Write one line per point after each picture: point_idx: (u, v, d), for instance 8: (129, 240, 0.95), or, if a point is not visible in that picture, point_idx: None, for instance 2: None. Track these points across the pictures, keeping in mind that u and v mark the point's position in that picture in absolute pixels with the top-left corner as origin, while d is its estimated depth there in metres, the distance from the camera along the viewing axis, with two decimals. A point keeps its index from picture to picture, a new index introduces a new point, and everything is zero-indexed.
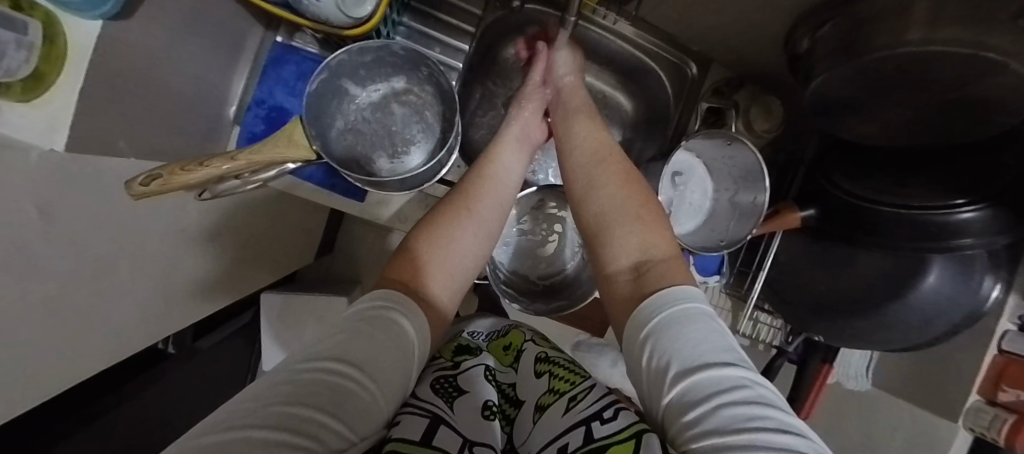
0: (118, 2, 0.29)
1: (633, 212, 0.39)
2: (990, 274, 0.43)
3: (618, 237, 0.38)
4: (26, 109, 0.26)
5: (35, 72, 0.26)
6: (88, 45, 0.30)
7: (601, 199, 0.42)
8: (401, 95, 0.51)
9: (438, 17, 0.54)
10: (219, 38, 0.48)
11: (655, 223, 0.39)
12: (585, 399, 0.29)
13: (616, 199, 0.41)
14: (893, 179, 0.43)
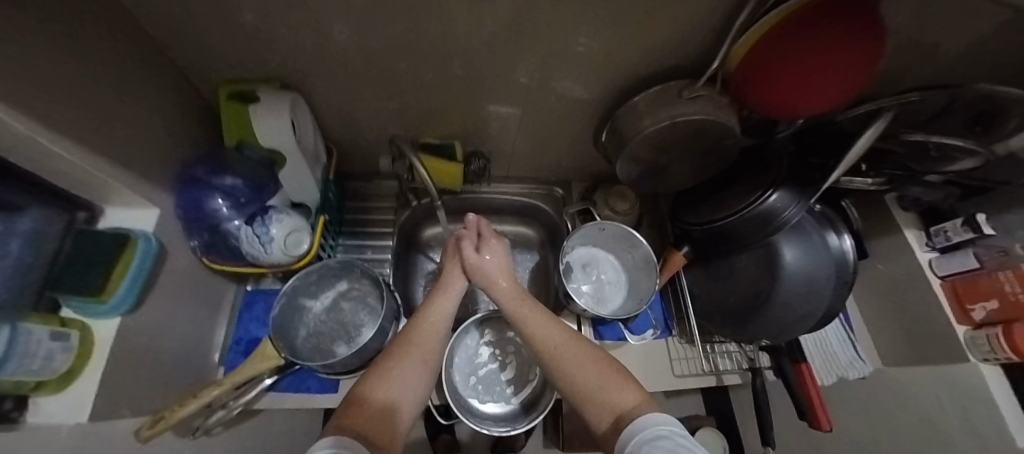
0: (128, 300, 0.43)
1: (603, 382, 0.43)
2: (831, 231, 0.53)
3: (597, 408, 0.42)
4: (57, 398, 0.38)
5: (69, 366, 0.38)
6: (109, 337, 0.42)
7: (572, 373, 0.45)
8: (347, 292, 0.63)
9: (367, 229, 0.73)
10: (203, 304, 0.61)
11: (623, 383, 0.43)
12: None
13: (586, 372, 0.44)
14: (715, 200, 0.57)
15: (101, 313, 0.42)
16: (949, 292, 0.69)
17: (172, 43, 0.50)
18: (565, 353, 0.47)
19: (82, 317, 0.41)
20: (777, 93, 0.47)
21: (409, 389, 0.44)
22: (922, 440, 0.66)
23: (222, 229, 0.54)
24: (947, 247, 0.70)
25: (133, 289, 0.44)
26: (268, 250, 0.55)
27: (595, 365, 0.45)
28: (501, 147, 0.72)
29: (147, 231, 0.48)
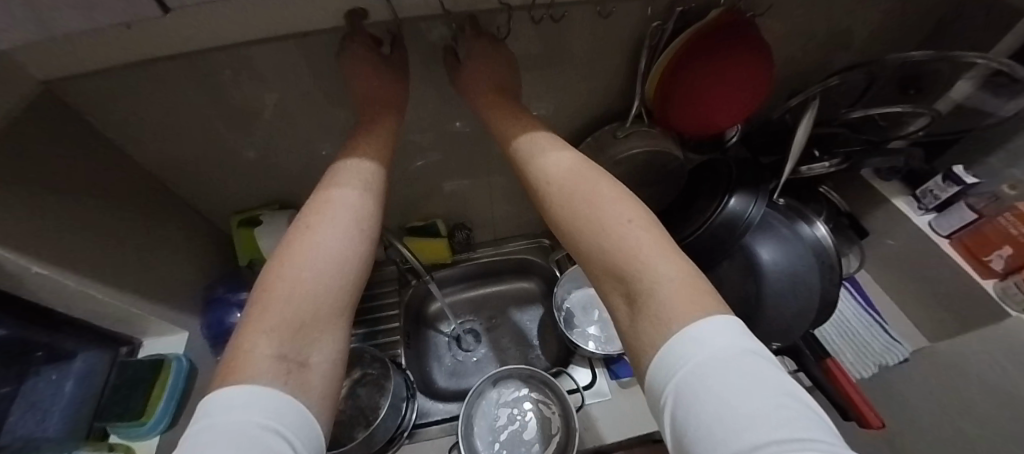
0: (163, 414, 0.50)
1: (635, 249, 0.31)
2: (805, 222, 0.54)
3: (613, 283, 0.32)
4: None
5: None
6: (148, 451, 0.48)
7: (596, 238, 0.33)
8: (362, 379, 0.62)
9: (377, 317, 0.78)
10: None
11: (666, 252, 0.31)
12: None
13: (614, 234, 0.32)
14: (682, 219, 0.61)
15: (143, 435, 0.49)
16: (963, 251, 0.65)
17: (196, 196, 0.63)
18: (589, 203, 0.35)
19: (131, 438, 0.49)
20: (697, 112, 0.53)
21: (314, 279, 0.32)
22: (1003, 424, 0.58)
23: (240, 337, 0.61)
24: (943, 207, 0.68)
25: (170, 408, 0.51)
26: None
27: (639, 232, 0.32)
28: (479, 216, 0.78)
29: (180, 352, 0.55)
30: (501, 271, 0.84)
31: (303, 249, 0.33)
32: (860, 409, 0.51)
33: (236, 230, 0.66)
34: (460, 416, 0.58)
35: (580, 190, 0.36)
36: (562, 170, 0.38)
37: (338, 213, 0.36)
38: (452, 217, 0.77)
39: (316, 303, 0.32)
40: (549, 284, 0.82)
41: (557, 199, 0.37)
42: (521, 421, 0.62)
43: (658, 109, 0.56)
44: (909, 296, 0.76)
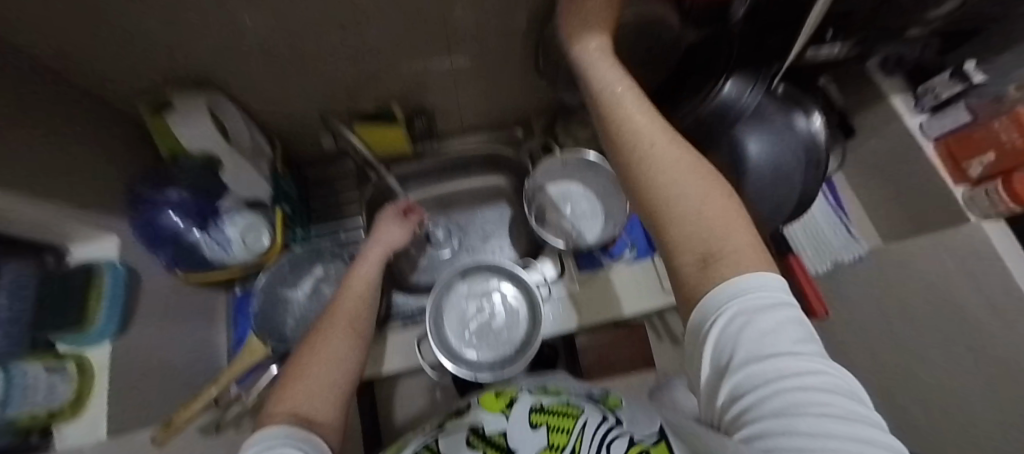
0: (114, 323, 0.46)
1: (705, 207, 0.24)
2: (801, 110, 0.50)
3: (682, 233, 0.24)
4: (73, 427, 0.41)
5: (77, 393, 0.42)
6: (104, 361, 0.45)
7: (664, 183, 0.25)
8: (325, 277, 0.62)
9: (335, 213, 0.73)
10: (195, 313, 0.64)
11: (734, 221, 0.24)
12: None
13: (681, 183, 0.25)
14: (670, 105, 0.55)
15: (92, 344, 0.45)
16: (945, 155, 0.64)
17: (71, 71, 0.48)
18: (629, 151, 0.28)
19: (80, 349, 0.45)
20: None
21: (335, 348, 0.44)
22: (926, 323, 0.64)
23: (184, 240, 0.57)
24: (941, 106, 0.64)
25: (115, 315, 0.47)
26: (230, 251, 0.59)
27: (699, 183, 0.25)
28: (442, 102, 0.69)
29: (114, 259, 0.49)
30: (470, 166, 0.79)
31: (328, 338, 0.44)
32: (811, 297, 0.54)
33: (149, 119, 0.54)
34: (427, 309, 0.58)
35: (647, 132, 0.28)
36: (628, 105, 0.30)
37: (350, 294, 0.50)
38: (410, 103, 0.67)
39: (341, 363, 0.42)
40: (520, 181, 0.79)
41: (610, 136, 0.30)
42: (487, 309, 0.63)
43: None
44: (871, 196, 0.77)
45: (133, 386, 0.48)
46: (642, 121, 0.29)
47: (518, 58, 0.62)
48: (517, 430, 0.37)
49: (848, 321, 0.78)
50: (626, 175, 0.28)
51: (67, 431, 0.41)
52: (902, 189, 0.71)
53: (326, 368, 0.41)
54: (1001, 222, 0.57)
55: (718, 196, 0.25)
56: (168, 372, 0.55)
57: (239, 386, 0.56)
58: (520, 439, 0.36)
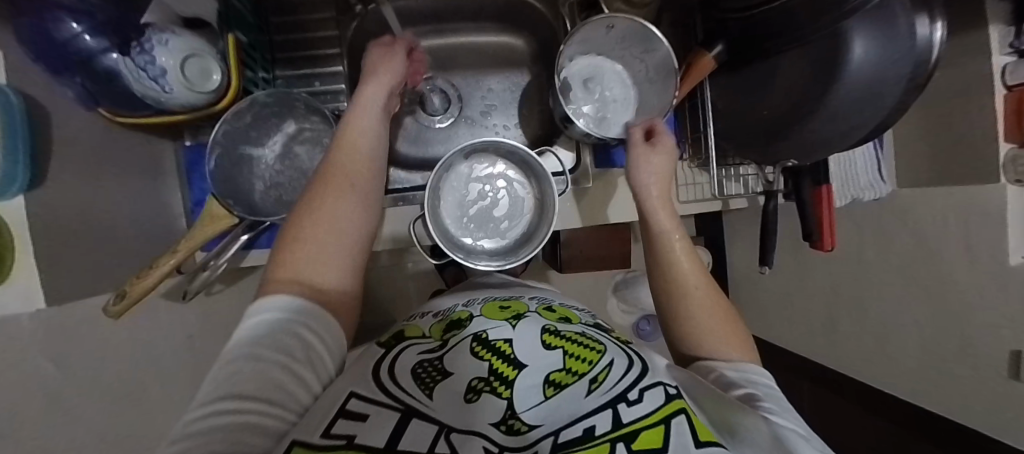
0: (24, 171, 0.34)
1: (720, 326, 0.39)
2: (922, 12, 0.38)
3: (705, 343, 0.39)
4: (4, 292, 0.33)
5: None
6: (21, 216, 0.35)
7: (693, 309, 0.40)
8: (298, 135, 0.49)
9: (304, 54, 0.54)
10: (137, 159, 0.53)
11: (737, 333, 0.40)
12: (608, 379, 0.27)
13: (705, 311, 0.40)
14: None
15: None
16: (1010, 105, 0.55)
17: None
18: (671, 270, 0.43)
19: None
20: None
21: (339, 221, 0.37)
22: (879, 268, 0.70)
23: (94, 66, 0.35)
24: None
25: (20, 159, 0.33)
26: (169, 89, 0.39)
27: (709, 304, 0.41)
28: None
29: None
30: (482, 11, 0.62)
31: (332, 195, 0.38)
32: (825, 231, 0.54)
33: None
34: (427, 185, 0.50)
35: (685, 264, 0.43)
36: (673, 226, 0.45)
37: (352, 148, 0.41)
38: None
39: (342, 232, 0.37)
40: (541, 45, 0.65)
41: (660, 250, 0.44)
42: (492, 199, 0.58)
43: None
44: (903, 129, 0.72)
45: (68, 248, 0.41)
46: (681, 255, 0.43)
47: None
48: (523, 345, 0.33)
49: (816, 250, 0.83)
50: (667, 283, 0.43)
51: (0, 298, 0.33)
52: (936, 134, 0.65)
53: (331, 239, 0.36)
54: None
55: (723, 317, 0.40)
56: (113, 229, 0.48)
57: (207, 253, 0.49)
58: (528, 352, 0.32)
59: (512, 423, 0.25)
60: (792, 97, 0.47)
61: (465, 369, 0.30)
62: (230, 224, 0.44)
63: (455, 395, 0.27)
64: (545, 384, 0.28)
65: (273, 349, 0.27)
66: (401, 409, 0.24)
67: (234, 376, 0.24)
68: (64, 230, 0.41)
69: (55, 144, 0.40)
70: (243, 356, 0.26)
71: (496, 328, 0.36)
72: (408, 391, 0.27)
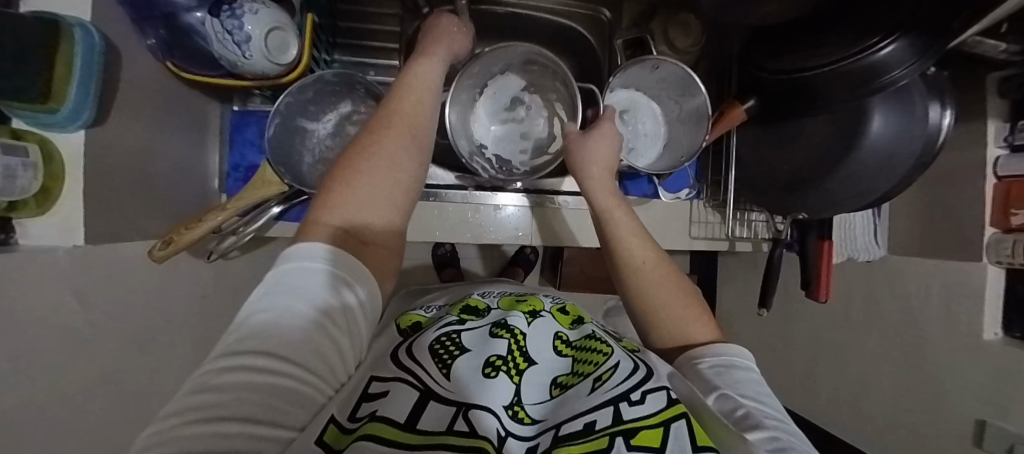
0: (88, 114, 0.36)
1: (685, 313, 0.39)
2: (932, 102, 0.45)
3: (671, 334, 0.38)
4: (43, 218, 0.35)
5: (43, 187, 0.35)
6: (76, 153, 0.37)
7: (657, 300, 0.39)
8: (351, 116, 0.52)
9: (364, 44, 0.57)
10: (187, 120, 0.55)
11: (701, 315, 0.39)
12: (611, 378, 0.27)
13: (669, 300, 0.39)
14: (811, 41, 0.45)
15: (51, 127, 0.35)
16: (1000, 194, 0.61)
17: None
18: (627, 259, 0.42)
19: (36, 129, 0.35)
20: None
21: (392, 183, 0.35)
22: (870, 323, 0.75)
23: (176, 21, 0.37)
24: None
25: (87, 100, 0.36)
26: (248, 54, 0.40)
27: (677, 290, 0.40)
28: None
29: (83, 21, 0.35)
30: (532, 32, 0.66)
31: (382, 143, 0.36)
32: (823, 283, 0.58)
33: None
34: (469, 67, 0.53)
35: (643, 254, 0.42)
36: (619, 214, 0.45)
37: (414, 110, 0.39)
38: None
39: (398, 190, 0.36)
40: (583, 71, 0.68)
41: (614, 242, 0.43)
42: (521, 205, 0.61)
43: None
44: (898, 200, 0.77)
45: (113, 191, 0.42)
46: (636, 245, 0.42)
47: None
48: (536, 341, 0.35)
49: (808, 302, 0.88)
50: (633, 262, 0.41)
51: (35, 223, 0.35)
52: (928, 209, 0.70)
53: (385, 197, 0.35)
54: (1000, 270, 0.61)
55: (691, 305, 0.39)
56: (155, 180, 0.49)
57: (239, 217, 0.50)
58: (541, 351, 0.34)
59: (518, 410, 0.27)
60: (813, 152, 0.51)
61: (484, 348, 0.32)
62: (278, 192, 0.46)
63: (474, 369, 0.29)
64: (555, 386, 0.31)
65: (315, 309, 0.25)
66: (422, 388, 0.25)
67: (272, 330, 0.23)
68: (115, 179, 0.42)
69: (118, 94, 0.41)
70: (281, 306, 0.24)
71: (515, 318, 0.38)
72: (428, 367, 0.28)
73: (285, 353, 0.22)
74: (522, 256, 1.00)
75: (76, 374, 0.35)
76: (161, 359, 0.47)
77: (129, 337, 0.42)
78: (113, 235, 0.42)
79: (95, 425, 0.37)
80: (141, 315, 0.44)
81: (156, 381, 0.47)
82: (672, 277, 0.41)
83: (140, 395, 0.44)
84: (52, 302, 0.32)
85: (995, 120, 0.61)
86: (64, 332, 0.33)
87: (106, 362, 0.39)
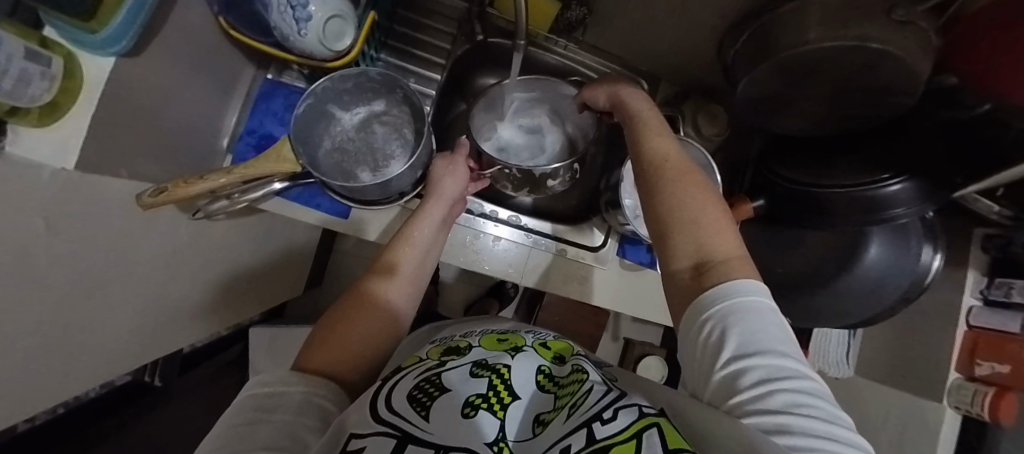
0: (128, 42, 0.36)
1: (708, 224, 0.29)
2: (927, 241, 0.48)
3: (685, 238, 0.29)
4: (38, 132, 0.33)
5: (50, 102, 0.33)
6: (99, 76, 0.36)
7: (673, 202, 0.31)
8: (380, 115, 0.53)
9: (414, 52, 0.58)
10: (220, 76, 0.54)
11: (730, 232, 0.29)
12: (585, 403, 0.26)
13: (689, 203, 0.30)
14: (828, 162, 0.48)
15: (88, 46, 0.34)
16: (966, 342, 0.63)
17: None
18: (650, 158, 0.35)
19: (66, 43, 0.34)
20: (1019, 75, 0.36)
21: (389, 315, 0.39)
22: None
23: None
24: (998, 304, 0.61)
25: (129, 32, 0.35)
26: (302, 33, 0.40)
27: (706, 199, 0.31)
28: (612, 11, 0.53)
29: None
30: None
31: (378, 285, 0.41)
32: None
33: None
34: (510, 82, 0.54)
35: (666, 156, 0.34)
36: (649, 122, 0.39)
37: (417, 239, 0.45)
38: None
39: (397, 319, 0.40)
40: None
41: (641, 145, 0.37)
42: (519, 241, 0.61)
43: (970, 22, 0.38)
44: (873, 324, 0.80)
45: (121, 126, 0.40)
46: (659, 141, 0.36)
47: (724, 16, 0.49)
48: (521, 379, 0.34)
49: None
50: (656, 160, 0.35)
51: (27, 136, 0.32)
52: (900, 340, 0.72)
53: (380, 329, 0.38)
54: (955, 414, 0.62)
55: (722, 220, 0.30)
56: (166, 123, 0.47)
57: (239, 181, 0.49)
58: (523, 387, 0.34)
59: (502, 447, 0.27)
60: (812, 266, 0.52)
61: (462, 389, 0.31)
62: (288, 171, 0.44)
63: (452, 412, 0.29)
64: (536, 424, 0.30)
65: (284, 410, 0.26)
66: (399, 432, 0.25)
67: (249, 431, 0.24)
68: (126, 115, 0.41)
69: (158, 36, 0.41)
70: (251, 412, 0.26)
71: (495, 357, 0.37)
72: (406, 406, 0.28)
73: (262, 443, 0.23)
74: (500, 288, 0.98)
75: (17, 306, 0.32)
76: (106, 305, 0.44)
77: (81, 276, 0.39)
78: (107, 170, 0.40)
79: (16, 363, 0.34)
80: (104, 254, 0.42)
81: (93, 327, 0.43)
82: (701, 184, 0.32)
83: (71, 339, 0.41)
84: (18, 226, 0.30)
85: (975, 272, 0.64)
86: (18, 259, 0.31)
87: (49, 297, 0.36)
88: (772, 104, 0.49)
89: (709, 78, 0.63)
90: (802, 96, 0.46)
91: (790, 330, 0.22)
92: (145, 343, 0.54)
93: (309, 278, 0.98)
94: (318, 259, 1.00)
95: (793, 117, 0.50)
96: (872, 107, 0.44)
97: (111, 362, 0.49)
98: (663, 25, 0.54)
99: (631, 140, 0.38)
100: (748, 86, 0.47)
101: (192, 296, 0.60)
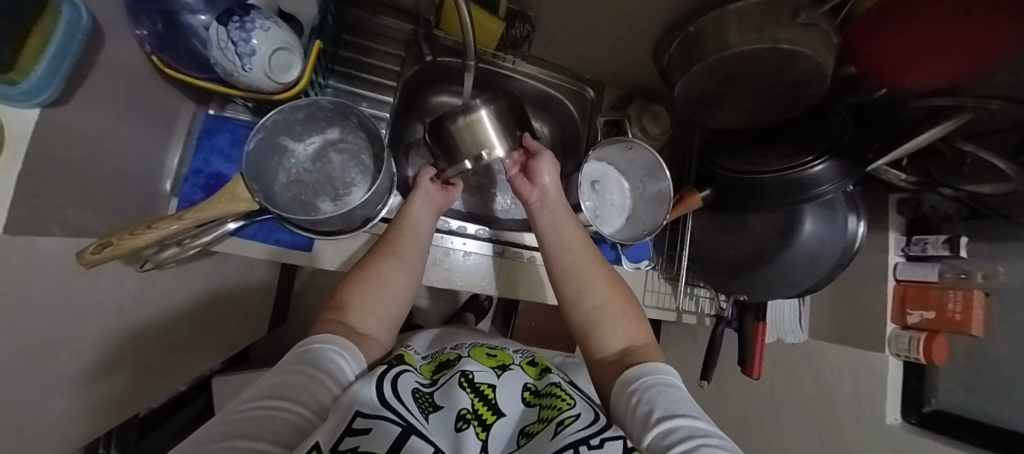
0: (53, 91, 0.34)
1: (616, 311, 0.44)
2: (852, 212, 0.54)
3: (613, 331, 0.43)
4: None
5: None
6: (23, 130, 0.33)
7: (592, 297, 0.46)
8: (336, 143, 0.52)
9: (362, 77, 0.58)
10: (155, 118, 0.52)
11: (636, 320, 0.44)
12: (574, 423, 0.28)
13: (605, 298, 0.45)
14: (759, 151, 0.53)
15: (12, 100, 0.32)
16: (897, 295, 0.72)
17: None
18: (568, 261, 0.49)
19: None
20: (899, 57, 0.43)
21: (393, 288, 0.45)
22: (791, 403, 0.81)
23: (179, 17, 0.38)
24: (917, 257, 0.70)
25: (55, 79, 0.33)
26: (248, 67, 0.39)
27: (610, 298, 0.46)
28: (557, 26, 0.56)
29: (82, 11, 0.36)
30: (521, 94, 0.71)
31: (381, 264, 0.46)
32: (756, 362, 0.63)
33: None
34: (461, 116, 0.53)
35: (580, 259, 0.49)
36: (561, 218, 0.53)
37: (416, 231, 0.51)
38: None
39: (413, 289, 0.47)
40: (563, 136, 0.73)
41: (557, 245, 0.51)
42: (488, 252, 0.63)
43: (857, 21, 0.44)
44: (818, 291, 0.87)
45: (50, 182, 0.37)
46: (570, 239, 0.51)
47: (658, 24, 0.53)
48: (505, 394, 0.36)
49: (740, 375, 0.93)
50: (566, 259, 0.49)
51: None
52: (842, 302, 0.79)
53: (396, 285, 0.46)
54: (897, 361, 0.69)
55: (630, 314, 0.45)
56: (102, 173, 0.44)
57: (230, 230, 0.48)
58: (509, 405, 0.35)
59: None
60: (760, 247, 0.57)
61: (453, 402, 0.33)
62: (246, 209, 0.43)
63: (448, 424, 0.30)
64: (521, 435, 0.32)
65: (307, 366, 0.31)
66: (402, 423, 0.27)
67: (277, 383, 0.29)
68: (55, 170, 0.38)
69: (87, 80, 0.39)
70: (281, 368, 0.31)
71: (482, 371, 0.38)
72: (410, 407, 0.30)
73: (274, 401, 0.26)
74: (474, 302, 0.98)
75: None
76: (53, 378, 0.40)
77: (25, 350, 0.36)
78: (38, 230, 0.37)
79: None
80: (45, 323, 0.38)
81: (43, 403, 0.39)
82: (605, 278, 0.48)
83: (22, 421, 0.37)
84: None
85: (896, 234, 0.73)
86: None
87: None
88: (705, 102, 0.53)
89: (649, 81, 0.67)
90: (728, 95, 0.51)
91: (693, 409, 0.30)
92: (99, 412, 0.49)
93: (273, 316, 0.94)
94: (280, 295, 0.96)
95: (726, 114, 0.55)
96: (792, 98, 0.50)
97: (64, 438, 0.44)
98: (601, 37, 0.57)
99: (550, 242, 0.52)
100: (685, 86, 0.51)
101: (149, 352, 0.56)
